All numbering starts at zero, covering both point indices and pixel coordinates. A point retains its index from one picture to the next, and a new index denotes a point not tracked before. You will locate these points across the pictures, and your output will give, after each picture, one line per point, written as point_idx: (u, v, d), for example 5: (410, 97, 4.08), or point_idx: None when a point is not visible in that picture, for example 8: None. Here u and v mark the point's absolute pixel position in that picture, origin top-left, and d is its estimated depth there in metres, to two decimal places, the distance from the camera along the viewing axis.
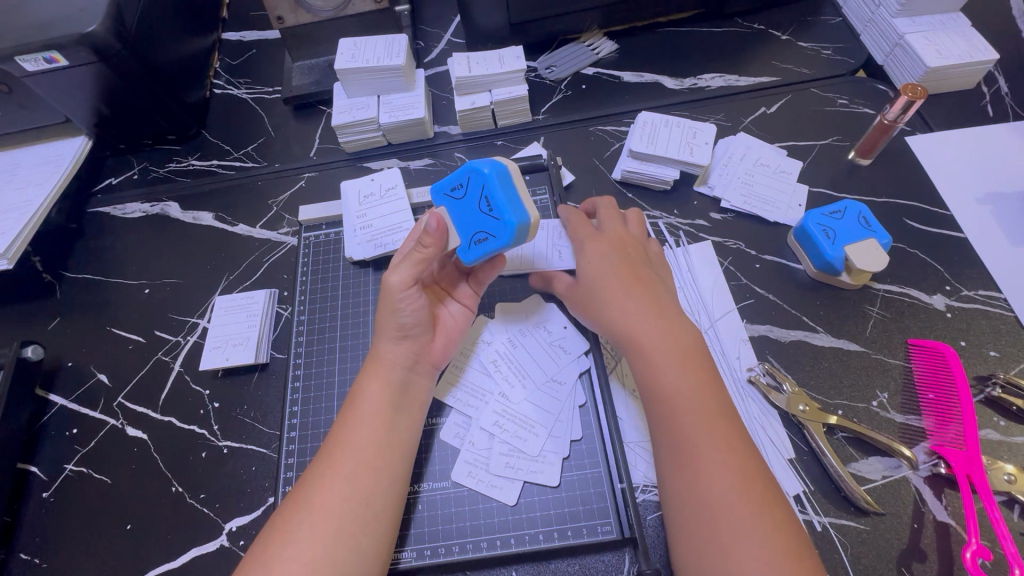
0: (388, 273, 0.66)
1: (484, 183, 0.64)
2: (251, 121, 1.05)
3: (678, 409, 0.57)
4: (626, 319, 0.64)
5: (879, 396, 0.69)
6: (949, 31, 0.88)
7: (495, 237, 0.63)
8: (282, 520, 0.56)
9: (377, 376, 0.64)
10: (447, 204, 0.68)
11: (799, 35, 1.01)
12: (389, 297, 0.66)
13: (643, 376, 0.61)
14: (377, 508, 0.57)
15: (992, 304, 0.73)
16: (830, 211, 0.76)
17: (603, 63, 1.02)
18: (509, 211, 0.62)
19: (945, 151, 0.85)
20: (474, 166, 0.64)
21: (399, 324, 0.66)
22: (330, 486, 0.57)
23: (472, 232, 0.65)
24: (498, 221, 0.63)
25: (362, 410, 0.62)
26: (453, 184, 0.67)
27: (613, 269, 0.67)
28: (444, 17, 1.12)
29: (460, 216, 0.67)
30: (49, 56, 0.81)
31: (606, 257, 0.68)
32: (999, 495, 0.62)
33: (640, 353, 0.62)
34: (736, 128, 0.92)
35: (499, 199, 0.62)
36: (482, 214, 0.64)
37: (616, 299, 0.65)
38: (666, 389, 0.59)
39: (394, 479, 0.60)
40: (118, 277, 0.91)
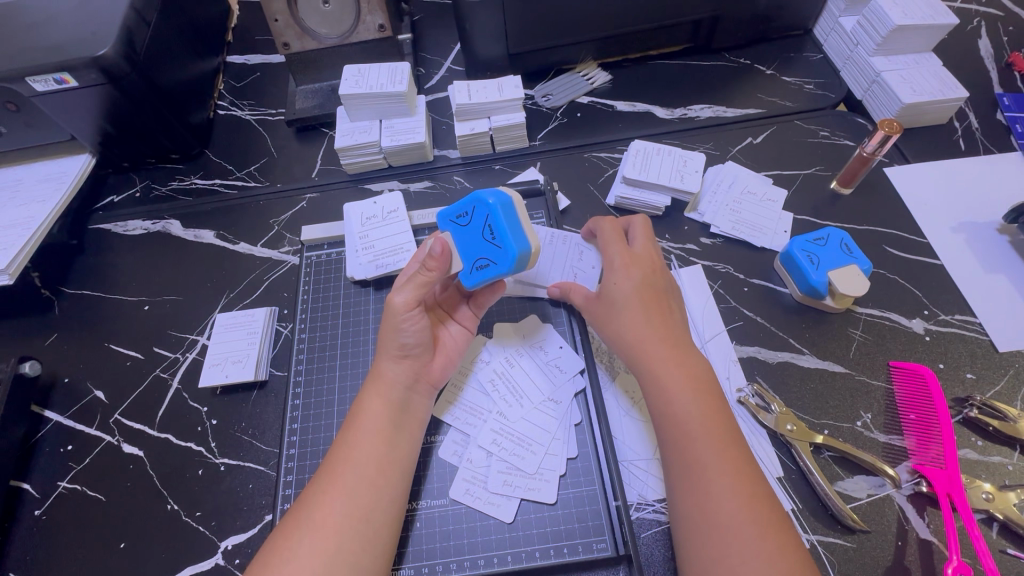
0: (391, 294, 0.68)
1: (488, 213, 0.67)
2: (254, 141, 1.08)
3: (690, 433, 0.59)
4: (645, 340, 0.66)
5: (863, 416, 0.71)
6: (923, 70, 0.94)
7: (497, 263, 0.66)
8: (283, 537, 0.57)
9: (378, 394, 0.65)
10: (450, 230, 0.71)
11: (783, 69, 1.06)
12: (392, 317, 0.68)
13: (658, 397, 0.63)
14: (378, 524, 0.58)
15: (968, 328, 0.77)
16: (814, 238, 0.80)
17: (597, 93, 1.07)
18: (512, 240, 0.65)
19: (921, 182, 0.90)
20: (480, 196, 0.67)
21: (400, 344, 0.67)
22: (331, 500, 0.58)
23: (474, 257, 0.68)
24: (501, 249, 0.65)
25: (363, 427, 0.63)
26: (457, 212, 0.69)
27: (635, 289, 0.68)
28: (444, 45, 1.17)
29: (464, 242, 0.69)
30: (59, 78, 0.83)
31: (630, 276, 0.69)
32: (978, 513, 0.64)
33: (657, 374, 0.64)
34: (724, 157, 0.96)
35: (502, 228, 0.65)
36: (485, 241, 0.67)
37: (634, 320, 0.67)
38: (680, 413, 0.61)
39: (394, 496, 0.61)
40: (117, 293, 0.92)
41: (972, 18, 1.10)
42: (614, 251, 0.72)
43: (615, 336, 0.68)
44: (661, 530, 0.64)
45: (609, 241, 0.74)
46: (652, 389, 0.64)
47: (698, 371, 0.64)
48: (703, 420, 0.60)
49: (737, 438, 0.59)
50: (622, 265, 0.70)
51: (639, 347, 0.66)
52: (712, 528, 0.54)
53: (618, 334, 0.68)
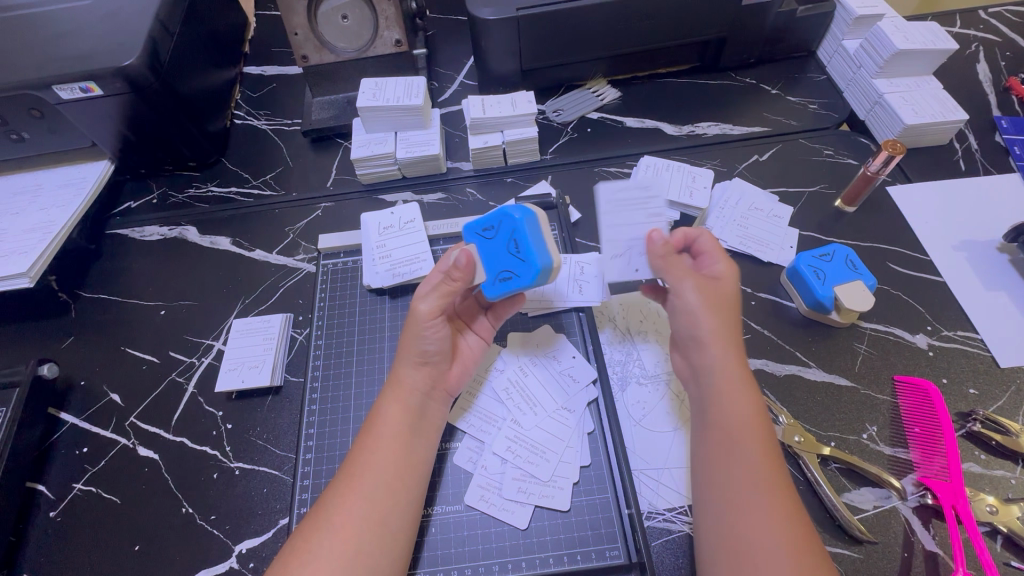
0: (416, 302, 0.69)
1: (514, 227, 0.68)
2: (271, 151, 1.10)
3: (754, 443, 0.59)
4: (728, 343, 0.65)
5: (869, 428, 0.73)
6: (924, 92, 0.97)
7: (520, 276, 0.68)
8: (303, 540, 0.57)
9: (398, 399, 0.66)
10: (476, 242, 0.72)
11: (787, 89, 1.09)
12: (416, 324, 0.69)
13: (729, 400, 0.62)
14: (395, 527, 0.59)
15: (970, 344, 0.79)
16: (819, 253, 0.82)
17: (606, 109, 1.09)
18: (538, 255, 0.66)
19: (923, 201, 0.92)
20: (506, 211, 0.68)
21: (422, 350, 0.68)
22: (350, 503, 0.59)
23: (497, 269, 0.69)
24: (525, 263, 0.67)
25: (381, 432, 0.64)
26: (483, 225, 0.71)
27: (730, 296, 0.68)
28: (457, 60, 1.20)
29: (488, 254, 0.71)
30: (85, 86, 0.86)
31: (733, 284, 0.69)
32: (982, 526, 0.65)
33: (735, 378, 0.63)
34: (731, 174, 0.98)
35: (526, 243, 0.66)
36: (509, 254, 0.68)
37: (719, 319, 0.66)
38: (750, 421, 0.61)
39: (411, 498, 0.62)
40: (134, 297, 0.93)
41: (970, 43, 1.13)
42: (727, 255, 0.72)
43: (693, 328, 0.67)
44: (673, 538, 0.65)
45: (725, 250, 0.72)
46: (722, 390, 0.63)
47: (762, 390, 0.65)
48: (768, 435, 0.60)
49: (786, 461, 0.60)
50: (729, 269, 0.70)
51: (721, 346, 0.65)
52: (743, 541, 0.54)
53: (701, 327, 0.66)
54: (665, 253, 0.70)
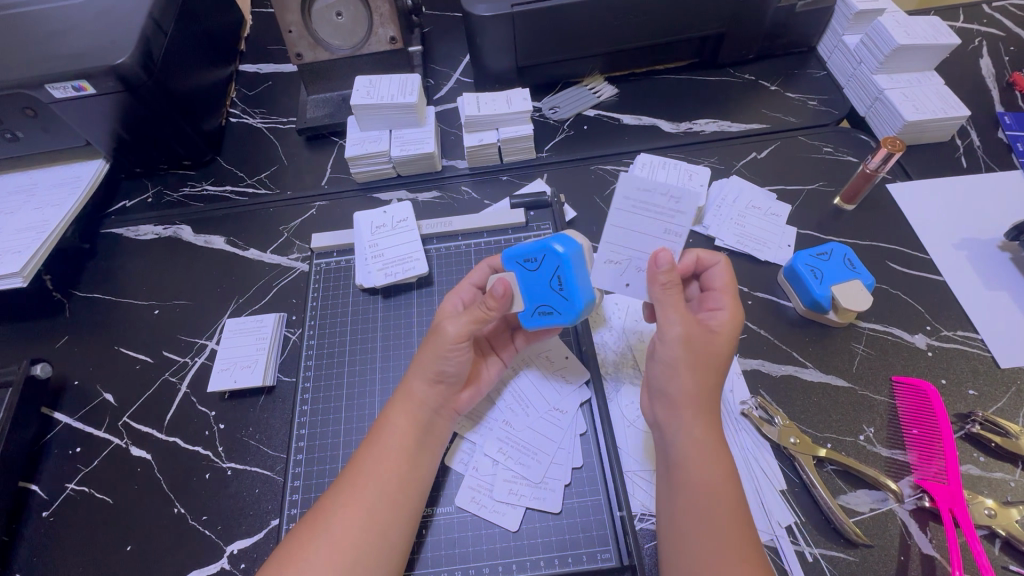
0: (444, 323, 0.66)
1: (558, 263, 0.64)
2: (266, 149, 1.09)
3: (716, 510, 0.56)
4: (701, 401, 0.61)
5: (866, 430, 0.72)
6: (925, 88, 0.95)
7: (561, 314, 0.66)
8: (299, 546, 0.57)
9: (406, 410, 0.65)
10: (515, 270, 0.68)
11: (787, 85, 1.07)
12: (440, 344, 0.66)
13: (697, 462, 0.59)
14: (394, 540, 0.59)
15: (969, 344, 0.77)
16: (817, 252, 0.81)
17: (603, 106, 1.08)
18: (580, 296, 0.64)
19: (923, 199, 0.91)
20: (551, 245, 0.63)
21: (440, 371, 0.66)
22: (351, 513, 0.58)
23: (536, 302, 0.67)
24: (567, 302, 0.65)
25: (386, 443, 0.63)
26: (523, 254, 0.66)
27: (717, 350, 0.63)
28: (453, 57, 1.19)
29: (528, 285, 0.68)
30: (78, 85, 0.85)
31: (725, 337, 0.64)
32: (980, 529, 0.64)
33: (705, 440, 0.60)
34: (729, 171, 0.97)
35: (572, 283, 0.64)
36: (550, 289, 0.66)
37: (694, 370, 0.62)
38: (717, 486, 0.57)
39: (412, 512, 0.62)
40: (128, 297, 0.93)
41: (973, 38, 1.12)
42: (727, 303, 0.66)
43: (667, 380, 0.63)
44: None
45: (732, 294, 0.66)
46: (690, 450, 0.60)
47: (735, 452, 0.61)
48: (735, 503, 0.57)
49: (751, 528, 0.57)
50: (723, 321, 0.64)
51: (693, 404, 0.61)
52: None
53: (675, 381, 0.62)
54: (667, 282, 0.62)
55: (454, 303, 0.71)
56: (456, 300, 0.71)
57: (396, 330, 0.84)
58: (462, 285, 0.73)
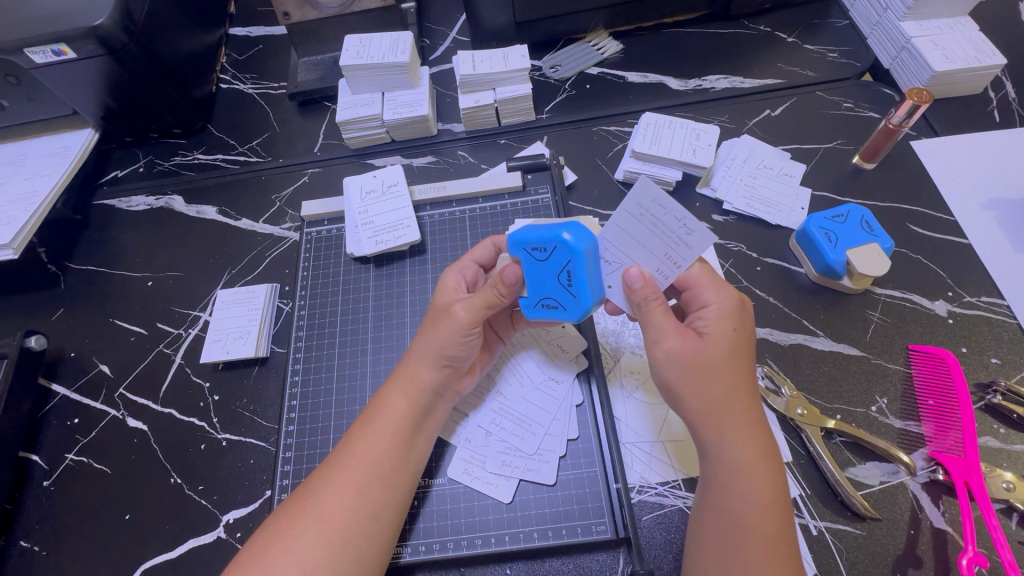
0: (454, 307, 0.62)
1: (569, 255, 0.57)
2: (257, 116, 1.05)
3: (752, 537, 0.50)
4: (718, 417, 0.54)
5: (878, 401, 0.68)
6: (957, 35, 0.88)
7: (567, 310, 0.60)
8: (287, 523, 0.55)
9: (406, 393, 0.62)
10: (521, 258, 0.61)
11: (805, 37, 1.00)
12: (449, 329, 0.62)
13: (727, 485, 0.53)
14: (384, 520, 0.57)
15: (994, 311, 0.73)
16: (832, 215, 0.76)
17: (607, 63, 1.02)
18: (592, 293, 0.58)
19: (951, 156, 0.85)
20: (561, 235, 0.57)
21: (448, 355, 0.62)
22: (343, 492, 0.56)
23: (540, 294, 0.61)
24: (574, 298, 0.58)
25: (382, 423, 0.61)
26: (531, 242, 0.59)
27: (717, 352, 0.56)
28: (449, 15, 1.12)
29: (534, 277, 0.60)
30: (57, 49, 0.81)
31: (722, 336, 0.56)
32: (998, 503, 0.61)
33: (737, 459, 0.53)
34: (740, 130, 0.91)
35: (583, 279, 0.57)
36: (557, 282, 0.59)
37: (697, 388, 0.55)
38: (752, 511, 0.51)
39: (403, 494, 0.60)
40: (122, 268, 0.92)
41: None
42: (711, 292, 0.58)
43: (673, 400, 0.58)
44: (663, 513, 0.63)
45: (714, 284, 0.59)
46: (720, 472, 0.54)
47: (776, 465, 0.54)
48: (773, 527, 0.51)
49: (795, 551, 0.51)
50: (713, 318, 0.57)
51: (707, 421, 0.55)
52: None
53: (680, 401, 0.57)
54: (643, 301, 0.56)
55: (456, 280, 0.67)
56: (459, 277, 0.67)
57: (388, 299, 0.82)
58: (463, 262, 0.69)
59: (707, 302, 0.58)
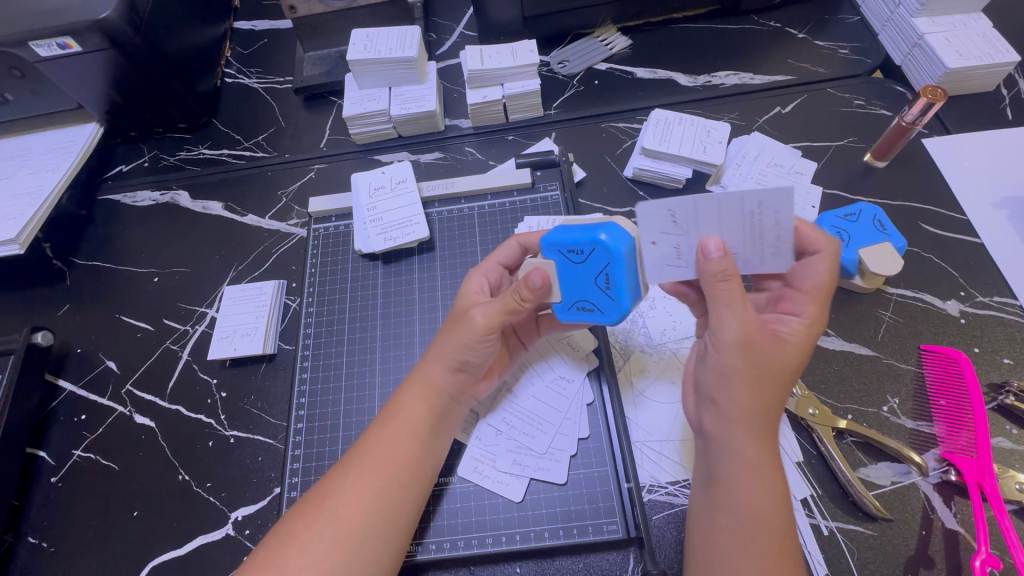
0: (474, 312, 0.61)
1: (608, 259, 0.57)
2: (262, 110, 1.05)
3: (763, 538, 0.51)
4: (759, 418, 0.54)
5: (890, 401, 0.68)
6: (971, 32, 0.87)
7: (602, 313, 0.60)
8: (302, 525, 0.55)
9: (423, 397, 0.62)
10: (556, 259, 0.60)
11: (816, 33, 0.99)
12: (466, 334, 0.61)
13: (746, 483, 0.53)
14: (401, 524, 0.57)
15: (1007, 311, 0.72)
16: (844, 213, 0.75)
17: (616, 59, 1.01)
18: (629, 296, 0.58)
19: (963, 155, 0.84)
20: (601, 236, 0.56)
21: (464, 360, 0.62)
22: (358, 495, 0.56)
23: (575, 296, 0.60)
24: (611, 300, 0.58)
25: (398, 426, 0.61)
26: (568, 243, 0.58)
27: (786, 361, 0.55)
28: (456, 10, 1.11)
29: (569, 277, 0.60)
30: (62, 42, 0.80)
31: (797, 349, 0.56)
32: (1010, 504, 0.61)
33: (760, 459, 0.53)
34: (750, 127, 0.91)
35: (622, 281, 0.57)
36: (594, 285, 0.59)
37: (750, 382, 0.54)
38: (766, 511, 0.52)
39: (419, 498, 0.60)
40: (128, 264, 0.92)
41: None
42: (807, 308, 0.57)
43: (722, 388, 0.55)
44: (674, 512, 0.63)
45: (819, 301, 0.57)
46: (742, 469, 0.53)
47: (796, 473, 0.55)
48: (781, 529, 0.51)
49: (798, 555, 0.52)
50: (793, 330, 0.56)
51: (749, 421, 0.54)
52: None
53: (731, 392, 0.54)
54: (718, 274, 0.52)
55: (479, 283, 0.67)
56: (483, 281, 0.67)
57: (396, 297, 0.81)
58: (487, 263, 0.69)
59: (800, 313, 0.57)
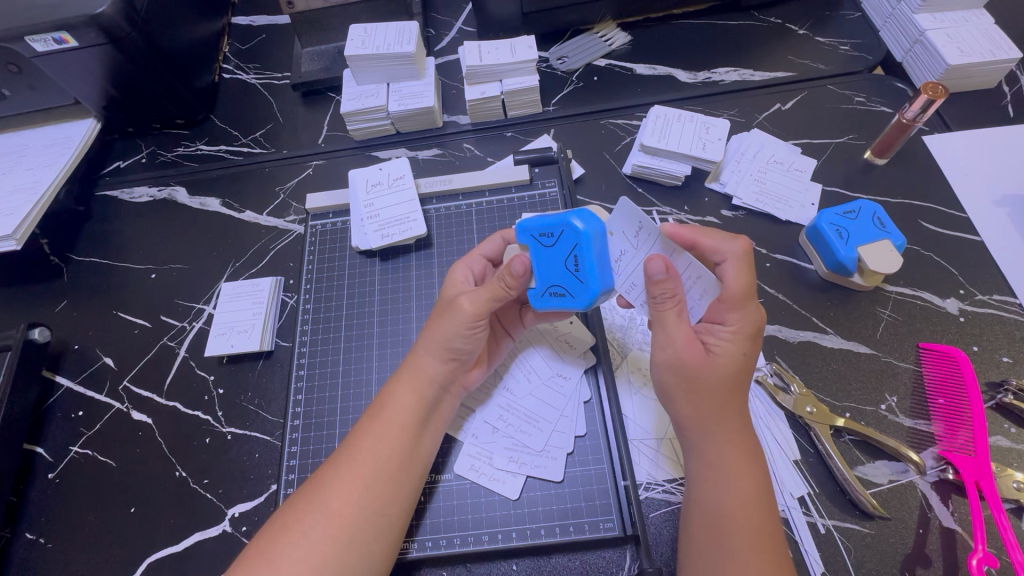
0: (462, 299, 0.62)
1: (576, 241, 0.57)
2: (260, 106, 1.04)
3: (730, 534, 0.51)
4: (710, 422, 0.55)
5: (888, 399, 0.68)
6: (972, 29, 0.87)
7: (573, 297, 0.58)
8: (293, 519, 0.55)
9: (412, 388, 0.62)
10: (531, 247, 0.61)
11: (817, 29, 0.98)
12: (454, 321, 0.62)
13: (705, 483, 0.54)
14: (393, 515, 0.57)
15: (1006, 309, 0.72)
16: (843, 211, 0.75)
17: (615, 55, 1.00)
18: (600, 278, 0.56)
19: (964, 152, 0.84)
20: (569, 220, 0.56)
21: (453, 348, 0.62)
22: (349, 489, 0.56)
23: (549, 281, 0.60)
24: (581, 284, 0.57)
25: (388, 420, 0.60)
26: (539, 228, 0.60)
27: (725, 370, 0.54)
28: (454, 5, 1.11)
29: (542, 264, 0.60)
30: (58, 37, 0.80)
31: (734, 353, 0.55)
32: (1008, 503, 0.61)
33: (720, 459, 0.54)
34: (750, 124, 0.90)
35: (591, 263, 0.56)
36: (565, 269, 0.58)
37: (696, 395, 0.55)
38: (731, 505, 0.52)
39: (410, 491, 0.59)
40: (125, 260, 0.91)
41: None
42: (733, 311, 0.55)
43: (668, 402, 0.58)
44: (671, 510, 0.63)
45: (739, 304, 0.54)
46: (701, 472, 0.55)
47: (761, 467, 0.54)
48: (754, 524, 0.51)
49: (779, 549, 0.50)
50: (727, 335, 0.55)
51: (700, 424, 0.55)
52: None
53: (673, 404, 0.57)
54: (661, 297, 0.55)
55: (464, 274, 0.67)
56: (467, 271, 0.67)
57: (394, 294, 0.81)
58: (471, 255, 0.69)
59: (727, 322, 0.55)
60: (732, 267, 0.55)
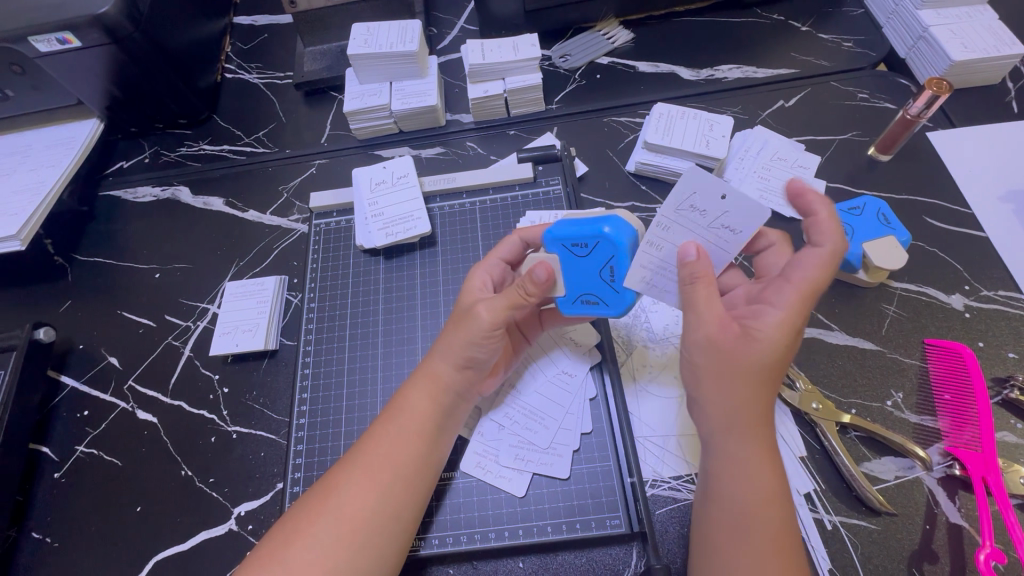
0: (478, 308, 0.61)
1: (612, 250, 0.60)
2: (263, 106, 1.04)
3: (751, 529, 0.51)
4: (739, 413, 0.54)
5: (894, 395, 0.68)
6: (976, 25, 0.86)
7: (608, 304, 0.63)
8: (305, 519, 0.55)
9: (429, 394, 0.62)
10: (560, 254, 0.63)
11: (820, 26, 0.98)
12: (472, 331, 0.61)
13: (730, 475, 0.53)
14: (406, 519, 0.57)
15: (1012, 305, 0.72)
16: (850, 207, 0.76)
17: (618, 53, 1.00)
18: (635, 286, 0.62)
19: (968, 148, 0.84)
20: (604, 229, 0.60)
21: (470, 357, 0.62)
22: (364, 492, 0.56)
23: (581, 290, 0.63)
24: (618, 292, 0.62)
25: (406, 424, 0.60)
26: (571, 237, 0.61)
27: (760, 359, 0.53)
28: (457, 4, 1.11)
29: (574, 272, 0.63)
30: (62, 37, 0.80)
31: (776, 343, 0.53)
32: (1015, 498, 0.61)
33: (742, 457, 0.53)
34: (753, 121, 0.90)
35: (628, 272, 0.61)
36: (599, 278, 0.62)
37: (728, 383, 0.54)
38: (750, 503, 0.52)
39: (423, 495, 0.59)
40: (129, 260, 0.91)
41: None
42: (787, 300, 0.54)
43: (696, 386, 0.57)
44: (677, 507, 0.63)
45: (799, 292, 0.54)
46: (726, 463, 0.54)
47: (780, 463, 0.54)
48: (774, 521, 0.51)
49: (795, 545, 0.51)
50: (772, 323, 0.53)
51: (729, 414, 0.54)
52: None
53: (701, 388, 0.56)
54: (689, 277, 0.55)
55: (482, 279, 0.66)
56: (485, 277, 0.66)
57: (398, 291, 0.81)
58: (490, 259, 0.68)
59: (777, 307, 0.54)
60: (822, 220, 0.55)
